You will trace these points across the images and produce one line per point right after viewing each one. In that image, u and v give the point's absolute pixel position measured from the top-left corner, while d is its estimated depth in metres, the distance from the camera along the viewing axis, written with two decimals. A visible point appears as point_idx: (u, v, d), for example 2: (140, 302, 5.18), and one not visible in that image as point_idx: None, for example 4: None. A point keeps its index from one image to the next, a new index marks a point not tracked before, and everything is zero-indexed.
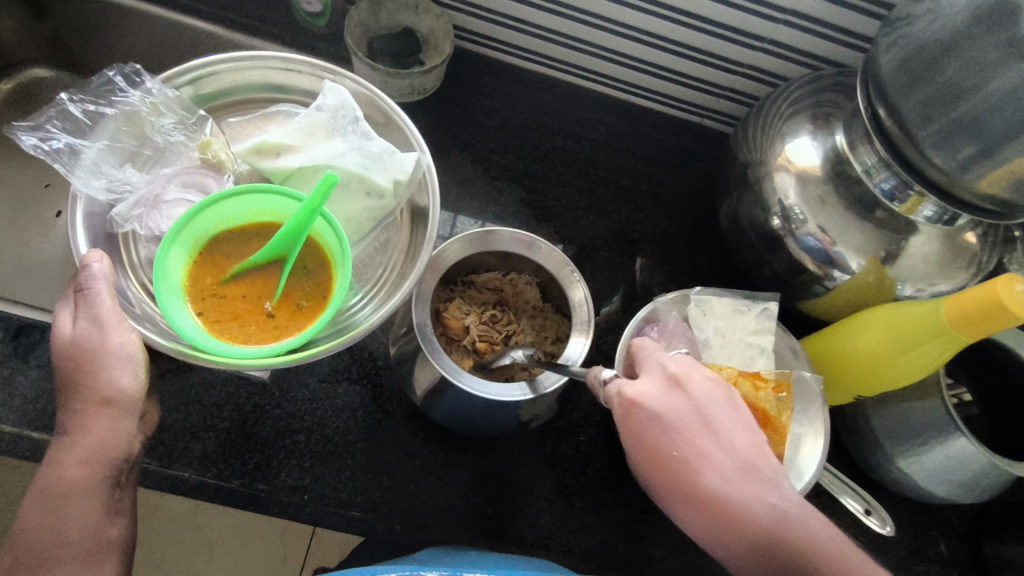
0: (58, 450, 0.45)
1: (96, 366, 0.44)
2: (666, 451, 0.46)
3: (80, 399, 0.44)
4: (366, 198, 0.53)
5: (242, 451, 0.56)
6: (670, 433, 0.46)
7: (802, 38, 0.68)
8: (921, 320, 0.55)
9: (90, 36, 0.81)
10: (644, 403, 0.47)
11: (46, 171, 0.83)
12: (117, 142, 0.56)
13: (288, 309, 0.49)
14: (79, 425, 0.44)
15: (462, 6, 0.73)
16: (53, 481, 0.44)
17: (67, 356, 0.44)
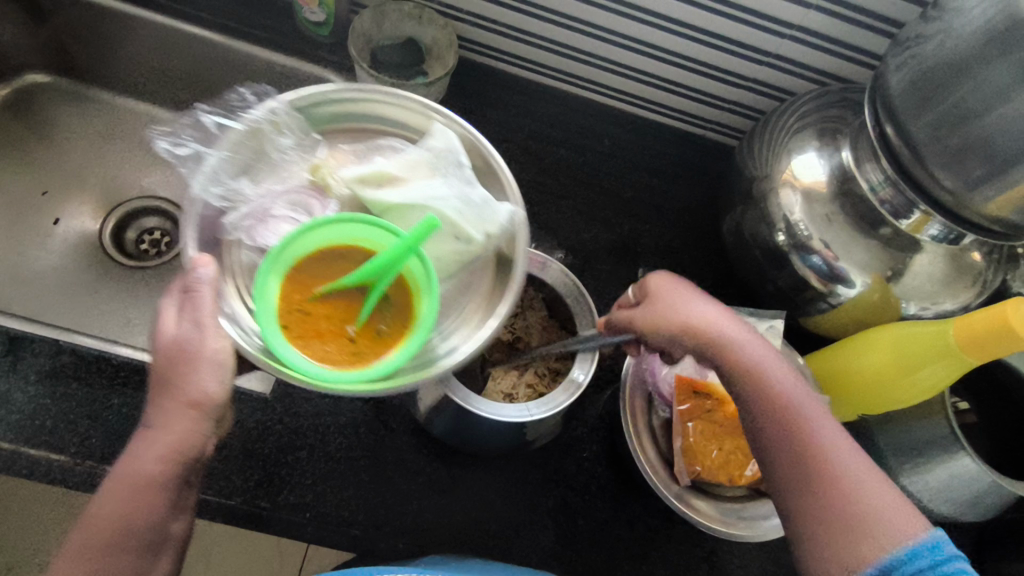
0: (137, 446, 0.42)
1: (187, 365, 0.42)
2: (699, 326, 0.49)
3: (167, 396, 0.42)
4: (453, 243, 0.48)
5: (244, 468, 0.55)
6: (698, 313, 0.49)
7: (809, 53, 0.67)
8: (929, 341, 0.55)
9: (90, 42, 0.80)
10: (664, 290, 0.51)
11: (44, 178, 0.82)
12: (237, 151, 0.49)
13: (369, 337, 0.45)
14: (161, 421, 0.41)
15: (467, 17, 0.73)
16: (130, 476, 0.40)
17: (166, 354, 0.42)
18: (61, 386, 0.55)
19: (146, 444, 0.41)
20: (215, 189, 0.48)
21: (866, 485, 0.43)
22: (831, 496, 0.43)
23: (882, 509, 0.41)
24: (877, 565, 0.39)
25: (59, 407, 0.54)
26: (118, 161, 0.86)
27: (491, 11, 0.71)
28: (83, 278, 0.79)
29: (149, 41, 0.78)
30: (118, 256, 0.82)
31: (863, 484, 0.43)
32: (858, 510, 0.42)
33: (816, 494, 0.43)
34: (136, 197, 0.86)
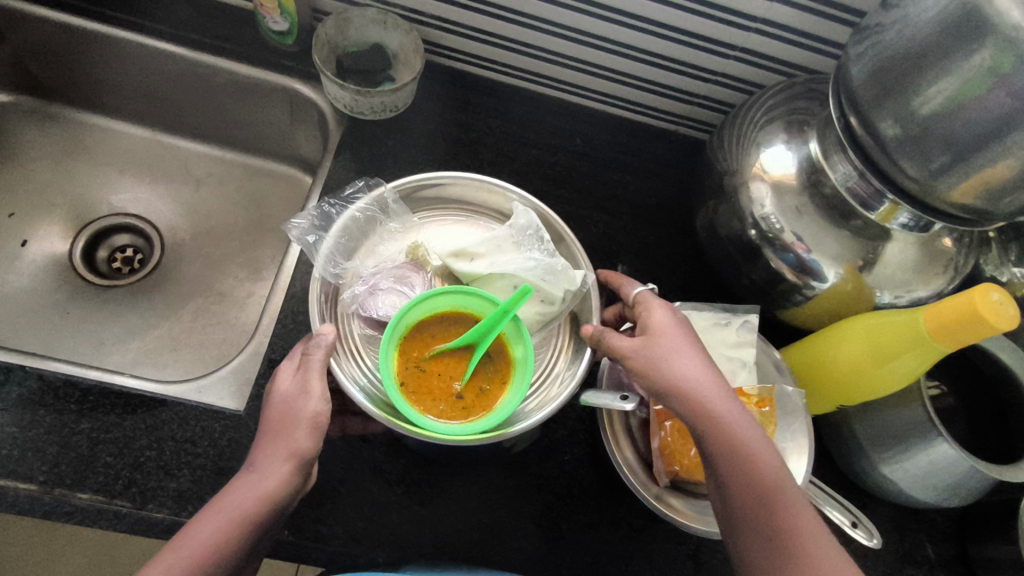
0: (232, 492, 0.42)
1: (286, 420, 0.46)
2: (686, 390, 0.46)
3: (265, 449, 0.45)
4: (539, 305, 0.52)
5: (218, 488, 0.54)
6: (690, 373, 0.47)
7: (775, 46, 0.67)
8: (900, 329, 0.55)
9: (51, 60, 0.79)
10: (663, 337, 0.49)
11: (10, 201, 0.81)
12: (349, 233, 0.55)
13: (475, 390, 0.48)
14: (260, 468, 0.43)
15: (432, 20, 0.72)
16: (228, 517, 0.41)
17: (271, 416, 0.46)
18: (28, 413, 0.54)
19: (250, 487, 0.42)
20: (332, 269, 0.53)
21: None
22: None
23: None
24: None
25: (25, 435, 0.53)
26: (85, 179, 0.85)
27: (456, 15, 0.71)
28: (53, 300, 0.77)
29: (111, 56, 0.77)
30: (91, 276, 0.81)
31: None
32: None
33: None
34: (105, 216, 0.85)
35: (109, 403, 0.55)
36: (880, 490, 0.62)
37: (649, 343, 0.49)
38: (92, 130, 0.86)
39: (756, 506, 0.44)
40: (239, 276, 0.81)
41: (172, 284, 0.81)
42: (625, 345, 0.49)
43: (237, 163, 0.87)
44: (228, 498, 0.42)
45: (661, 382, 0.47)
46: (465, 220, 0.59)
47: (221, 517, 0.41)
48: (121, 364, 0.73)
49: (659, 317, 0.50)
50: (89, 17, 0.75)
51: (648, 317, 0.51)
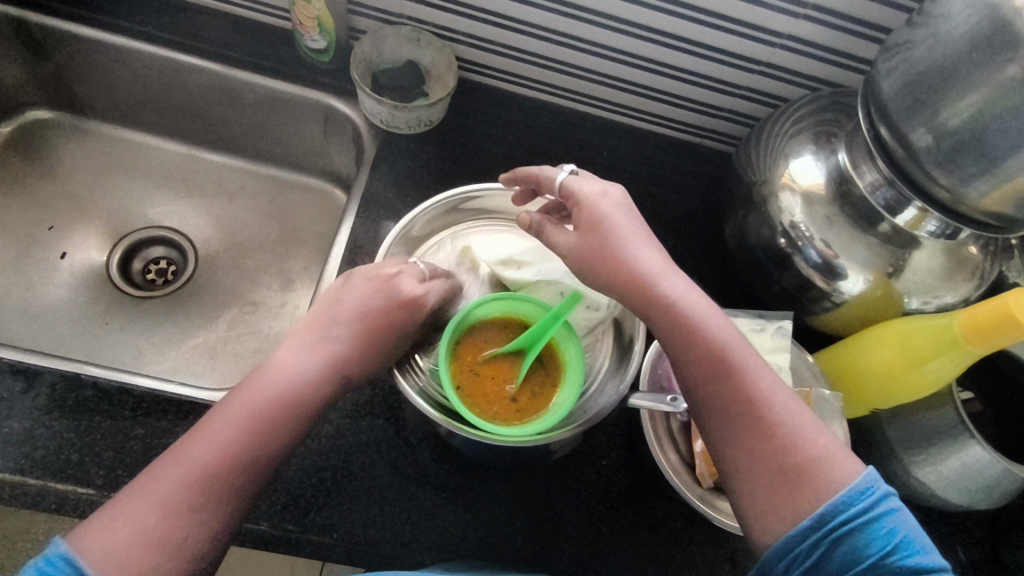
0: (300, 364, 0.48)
1: (376, 326, 0.51)
2: (635, 273, 0.48)
3: (341, 345, 0.50)
4: (586, 311, 0.54)
5: (269, 492, 0.55)
6: (636, 256, 0.48)
7: (800, 61, 0.70)
8: (935, 333, 0.56)
9: (92, 77, 0.81)
10: (602, 226, 0.49)
11: (50, 214, 0.83)
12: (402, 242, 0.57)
13: (528, 393, 0.49)
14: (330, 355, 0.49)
15: (465, 38, 0.75)
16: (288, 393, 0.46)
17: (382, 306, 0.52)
18: (84, 420, 0.55)
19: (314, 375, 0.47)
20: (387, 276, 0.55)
21: (802, 432, 0.44)
22: (761, 442, 0.44)
23: (818, 457, 0.43)
24: (815, 514, 0.41)
25: (83, 441, 0.54)
26: (122, 192, 0.87)
27: (489, 32, 0.73)
28: (92, 310, 0.79)
29: (150, 73, 0.79)
30: (126, 286, 0.82)
31: (795, 432, 0.44)
32: (793, 462, 0.43)
33: (749, 443, 0.44)
34: (140, 227, 0.86)
35: (163, 410, 0.57)
36: (913, 493, 0.63)
37: (592, 231, 0.49)
38: (128, 145, 0.88)
39: (712, 375, 0.46)
40: (272, 286, 0.83)
41: (207, 294, 0.83)
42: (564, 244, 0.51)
43: (268, 177, 0.89)
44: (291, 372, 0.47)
45: (610, 267, 0.48)
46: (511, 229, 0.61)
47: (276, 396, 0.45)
48: (160, 373, 0.75)
49: (597, 205, 0.50)
50: (132, 35, 0.77)
51: (580, 209, 0.50)
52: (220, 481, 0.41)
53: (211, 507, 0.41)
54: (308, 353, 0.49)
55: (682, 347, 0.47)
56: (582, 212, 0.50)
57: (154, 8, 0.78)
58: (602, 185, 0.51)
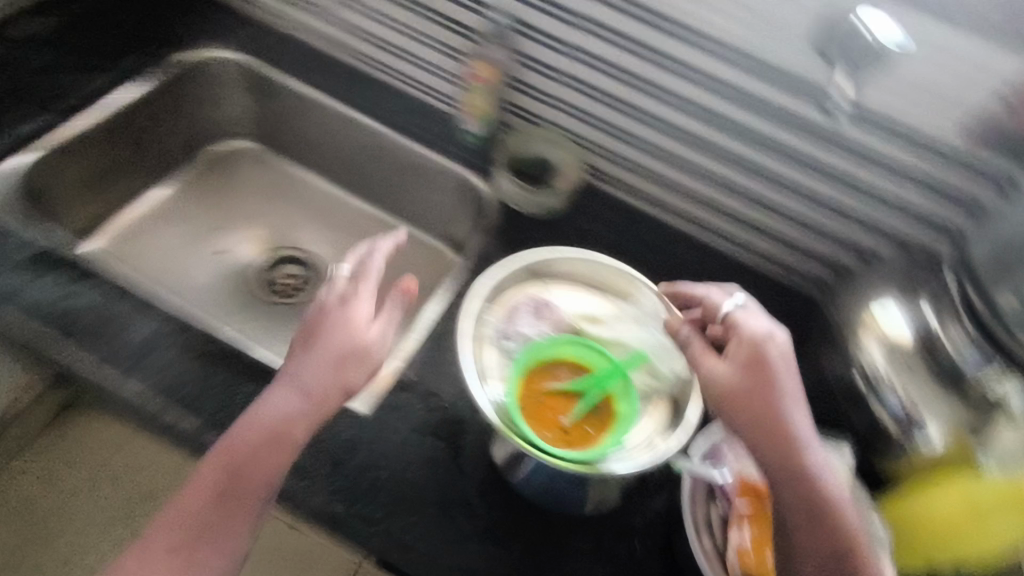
0: (285, 410, 0.55)
1: (351, 353, 0.57)
2: (775, 421, 0.52)
3: (318, 374, 0.56)
4: (648, 377, 0.58)
5: (331, 474, 0.61)
6: (783, 406, 0.52)
7: (901, 225, 0.75)
8: (1003, 487, 0.54)
9: (290, 121, 0.99)
10: (759, 362, 0.53)
11: (224, 218, 1.00)
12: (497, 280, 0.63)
13: (580, 429, 0.54)
14: (309, 396, 0.56)
15: (598, 149, 0.86)
16: (271, 443, 0.54)
17: (349, 341, 0.58)
18: (213, 368, 0.66)
19: (285, 411, 0.55)
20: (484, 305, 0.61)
21: None
22: None
23: None
24: None
25: (208, 382, 0.65)
26: (279, 215, 1.02)
27: (621, 149, 0.84)
28: (227, 300, 0.92)
29: (337, 129, 0.97)
30: (256, 288, 0.95)
31: None
32: None
33: None
34: (286, 247, 1.01)
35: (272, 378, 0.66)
36: None
37: (752, 374, 0.53)
38: (294, 179, 1.04)
39: (816, 532, 0.51)
40: None
41: None
42: (711, 365, 0.54)
43: (397, 232, 1.02)
44: (279, 418, 0.55)
45: (751, 410, 0.52)
46: (591, 292, 0.65)
47: (259, 436, 0.54)
48: None
49: (759, 342, 0.54)
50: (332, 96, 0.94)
51: (740, 340, 0.55)
52: (206, 524, 0.52)
53: (199, 544, 0.52)
54: (283, 392, 0.56)
55: (799, 511, 0.52)
56: (741, 330, 0.55)
57: (358, 82, 0.96)
58: (767, 325, 0.56)
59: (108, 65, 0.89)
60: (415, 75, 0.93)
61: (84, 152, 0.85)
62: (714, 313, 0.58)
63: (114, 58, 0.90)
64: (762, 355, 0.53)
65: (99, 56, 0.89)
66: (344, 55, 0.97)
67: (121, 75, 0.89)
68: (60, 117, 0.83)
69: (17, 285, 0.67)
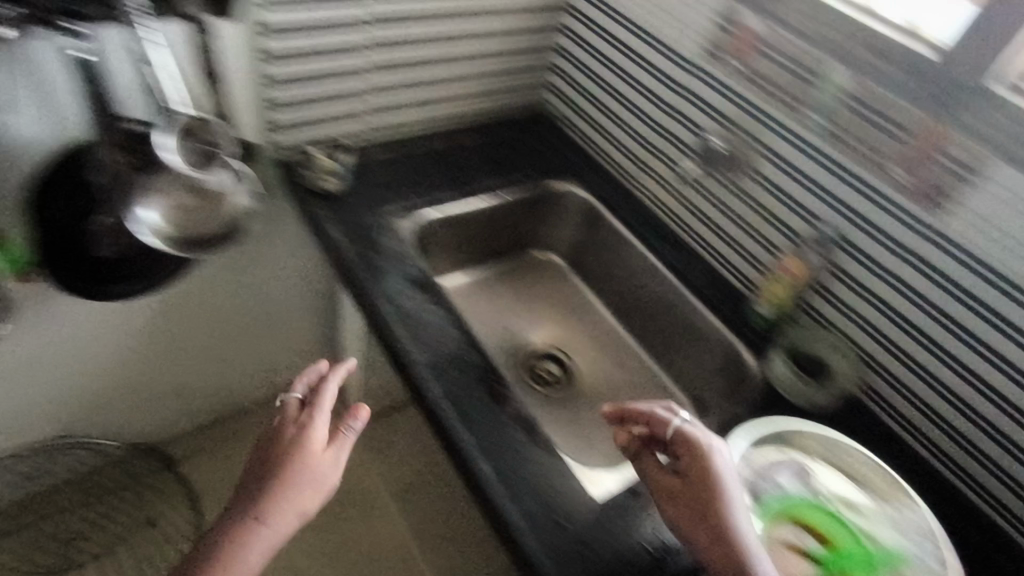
0: (258, 536, 0.70)
1: (308, 484, 0.73)
2: (716, 530, 0.63)
3: (281, 498, 0.72)
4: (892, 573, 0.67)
5: (554, 532, 0.73)
6: (723, 518, 0.63)
7: None
8: None
9: (603, 254, 1.20)
10: (708, 475, 0.66)
11: (524, 306, 1.23)
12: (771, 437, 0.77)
13: None
14: (279, 520, 0.71)
15: (881, 368, 0.88)
16: (247, 558, 0.70)
17: (304, 473, 0.73)
18: (497, 411, 0.83)
19: (265, 518, 0.70)
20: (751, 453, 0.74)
21: None
22: None
23: None
24: None
25: (491, 419, 0.82)
26: (564, 322, 1.22)
27: (905, 375, 0.86)
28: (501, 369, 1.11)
29: (638, 274, 1.13)
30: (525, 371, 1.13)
31: None
32: None
33: None
34: (551, 345, 1.20)
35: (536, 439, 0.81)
36: None
37: (695, 492, 0.66)
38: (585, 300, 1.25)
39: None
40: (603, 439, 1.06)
41: (564, 410, 1.09)
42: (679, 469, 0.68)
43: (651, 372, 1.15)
44: (253, 540, 0.70)
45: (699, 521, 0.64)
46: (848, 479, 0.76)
47: (241, 540, 0.70)
48: None
49: (706, 455, 0.67)
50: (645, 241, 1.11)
51: (696, 452, 0.67)
52: None
53: None
54: (256, 499, 0.72)
55: None
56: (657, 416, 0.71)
57: (671, 242, 1.11)
58: (710, 437, 0.68)
59: (502, 172, 1.19)
60: (724, 250, 1.05)
61: (461, 224, 1.15)
62: (663, 435, 0.70)
63: (507, 169, 1.20)
64: (706, 471, 0.66)
65: (498, 164, 1.21)
66: (667, 216, 1.14)
67: (507, 180, 1.18)
68: (460, 194, 1.13)
69: (399, 295, 0.94)
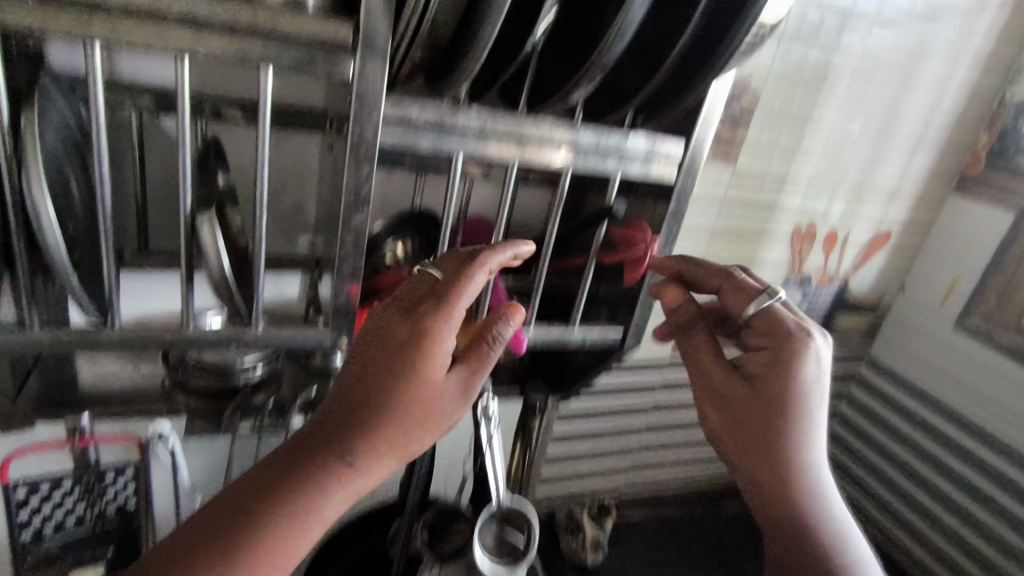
0: (329, 483, 0.36)
1: (428, 421, 0.39)
2: (768, 431, 0.47)
3: (372, 439, 0.37)
4: None
5: None
6: (792, 418, 0.47)
7: None
8: None
9: None
10: (784, 326, 0.49)
11: None
12: None
13: None
14: (362, 463, 0.37)
15: None
16: (306, 526, 0.36)
17: (413, 397, 0.38)
18: None
19: (354, 451, 0.37)
20: None
21: None
22: None
23: None
24: None
25: None
26: None
27: None
28: None
29: None
30: None
31: None
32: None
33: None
34: None
35: None
36: None
37: (759, 386, 0.48)
38: None
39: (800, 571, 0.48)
40: None
41: None
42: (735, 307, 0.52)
43: None
44: (319, 495, 0.36)
45: (749, 413, 0.48)
46: None
47: (313, 483, 0.36)
48: None
49: (800, 333, 0.49)
50: None
51: (793, 333, 0.48)
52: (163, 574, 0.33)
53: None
54: (340, 426, 0.37)
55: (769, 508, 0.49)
56: (745, 288, 0.51)
57: None
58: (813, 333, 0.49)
59: None
60: None
61: None
62: (738, 312, 0.51)
63: None
64: (787, 377, 0.47)
65: None
66: None
67: None
68: None
69: None
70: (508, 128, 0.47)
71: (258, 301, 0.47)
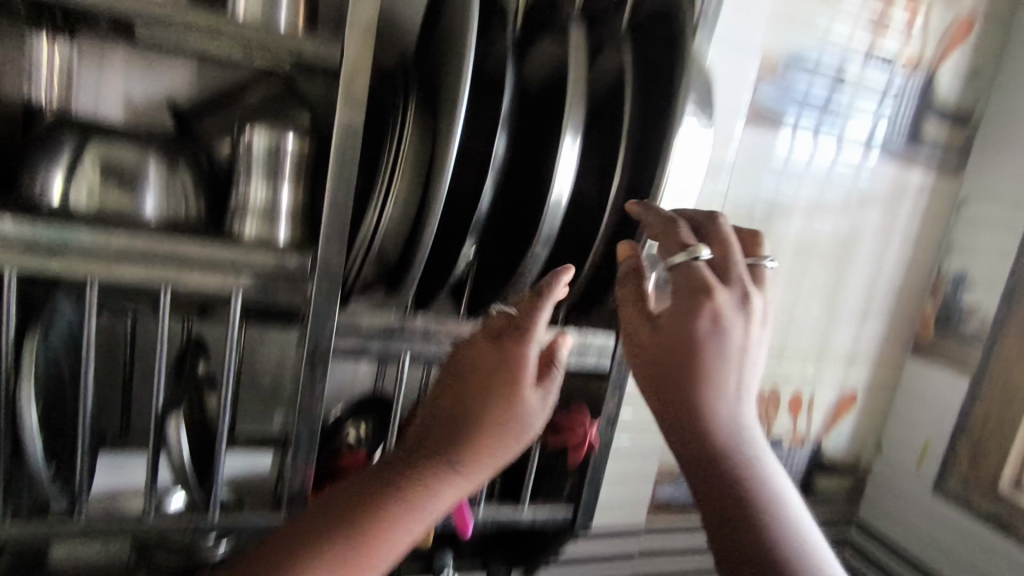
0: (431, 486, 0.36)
1: (512, 432, 0.37)
2: (679, 384, 0.40)
3: (467, 446, 0.37)
4: None
5: None
6: (703, 368, 0.40)
7: None
8: None
9: None
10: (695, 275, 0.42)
11: None
12: None
13: None
14: (462, 467, 0.36)
15: None
16: (410, 523, 0.35)
17: (501, 409, 0.37)
18: None
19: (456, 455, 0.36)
20: None
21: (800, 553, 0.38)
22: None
23: None
24: None
25: None
26: None
27: None
28: None
29: None
30: None
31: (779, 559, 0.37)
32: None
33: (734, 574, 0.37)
34: None
35: None
36: None
37: (667, 332, 0.41)
38: None
39: (721, 530, 0.38)
40: None
41: None
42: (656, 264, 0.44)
43: None
44: (421, 496, 0.35)
45: (654, 355, 0.41)
46: None
47: (419, 481, 0.36)
48: None
49: (703, 273, 0.42)
50: None
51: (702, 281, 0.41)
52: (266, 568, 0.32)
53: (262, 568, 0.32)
54: (443, 429, 0.37)
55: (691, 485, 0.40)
56: (675, 236, 0.44)
57: None
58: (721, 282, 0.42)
59: None
60: None
61: None
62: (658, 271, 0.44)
63: None
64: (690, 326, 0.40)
65: None
66: None
67: None
68: None
69: None
70: (449, 333, 0.53)
71: (215, 491, 0.50)
